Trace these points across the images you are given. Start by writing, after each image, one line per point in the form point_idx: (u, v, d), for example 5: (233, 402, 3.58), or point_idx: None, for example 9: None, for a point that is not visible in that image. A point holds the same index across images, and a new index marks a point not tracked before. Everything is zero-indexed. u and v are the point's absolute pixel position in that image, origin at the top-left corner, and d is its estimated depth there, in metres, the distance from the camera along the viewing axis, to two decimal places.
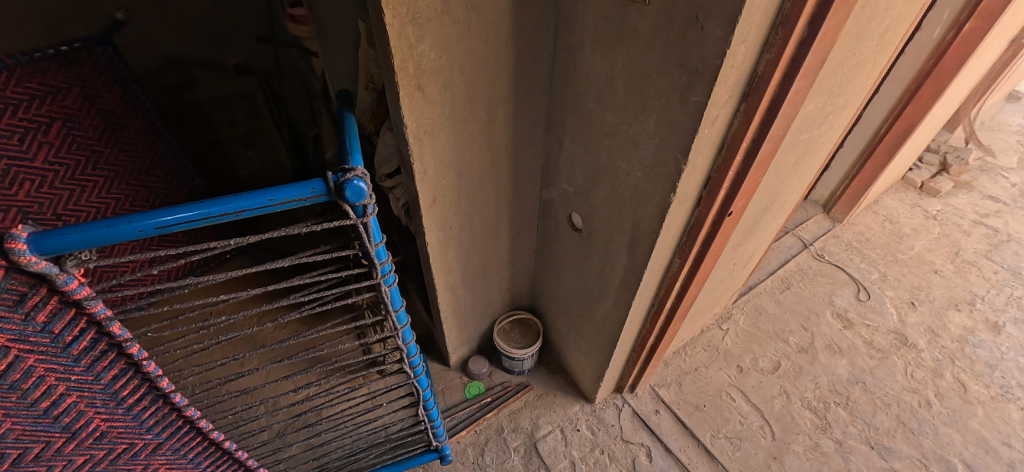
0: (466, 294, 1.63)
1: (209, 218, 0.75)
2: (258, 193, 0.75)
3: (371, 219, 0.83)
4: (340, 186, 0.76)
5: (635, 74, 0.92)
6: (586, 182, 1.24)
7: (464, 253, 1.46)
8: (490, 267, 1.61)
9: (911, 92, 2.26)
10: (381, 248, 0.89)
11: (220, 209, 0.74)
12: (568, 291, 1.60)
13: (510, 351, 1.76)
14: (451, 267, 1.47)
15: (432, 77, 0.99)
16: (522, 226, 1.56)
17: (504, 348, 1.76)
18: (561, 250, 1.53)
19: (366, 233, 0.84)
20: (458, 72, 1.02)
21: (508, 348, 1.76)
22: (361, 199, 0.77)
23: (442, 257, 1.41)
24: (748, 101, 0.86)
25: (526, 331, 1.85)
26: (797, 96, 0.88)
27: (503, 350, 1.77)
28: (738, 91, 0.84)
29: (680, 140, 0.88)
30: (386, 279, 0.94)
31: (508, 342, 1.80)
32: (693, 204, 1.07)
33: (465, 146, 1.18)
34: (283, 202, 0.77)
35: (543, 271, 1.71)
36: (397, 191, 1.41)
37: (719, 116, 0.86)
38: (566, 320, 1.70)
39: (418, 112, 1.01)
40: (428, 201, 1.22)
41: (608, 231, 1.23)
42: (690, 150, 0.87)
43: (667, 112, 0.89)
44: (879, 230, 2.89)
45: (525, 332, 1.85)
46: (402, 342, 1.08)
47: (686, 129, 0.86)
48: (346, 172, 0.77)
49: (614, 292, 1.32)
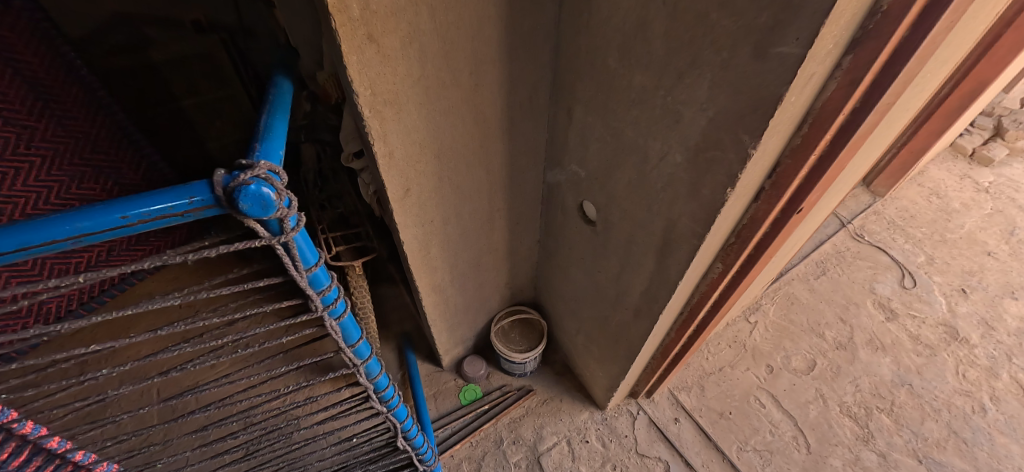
0: (457, 293, 1.39)
1: (33, 249, 0.47)
2: (106, 208, 0.48)
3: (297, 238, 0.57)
4: (235, 193, 0.49)
5: (682, 15, 0.63)
6: (605, 163, 0.95)
7: (452, 250, 1.21)
8: (485, 263, 1.35)
9: None
10: (319, 272, 0.63)
11: (48, 235, 0.46)
12: (578, 291, 1.35)
13: (509, 355, 1.53)
14: (436, 266, 1.22)
15: (391, 24, 0.70)
16: (522, 215, 1.30)
17: (503, 351, 1.53)
18: (570, 244, 1.26)
19: (292, 258, 0.58)
20: (427, 17, 0.73)
21: (506, 351, 1.53)
22: (269, 214, 0.51)
23: (424, 256, 1.16)
24: (858, 53, 0.57)
25: (529, 330, 1.61)
26: (933, 45, 0.58)
27: (501, 353, 1.55)
28: (847, 36, 0.55)
29: (749, 113, 0.60)
30: (333, 310, 0.69)
31: (507, 344, 1.58)
32: (749, 199, 0.79)
33: (445, 118, 0.90)
34: (151, 220, 0.50)
35: (549, 266, 1.46)
36: (365, 175, 1.13)
37: (815, 76, 0.57)
38: (575, 321, 1.46)
39: (373, 74, 0.73)
40: (401, 191, 0.96)
41: (632, 228, 0.96)
42: (764, 129, 0.59)
43: (733, 70, 0.60)
44: (925, 206, 2.57)
45: (527, 331, 1.61)
46: (367, 378, 0.85)
47: (762, 98, 0.57)
48: (244, 170, 0.50)
49: (637, 302, 1.07)
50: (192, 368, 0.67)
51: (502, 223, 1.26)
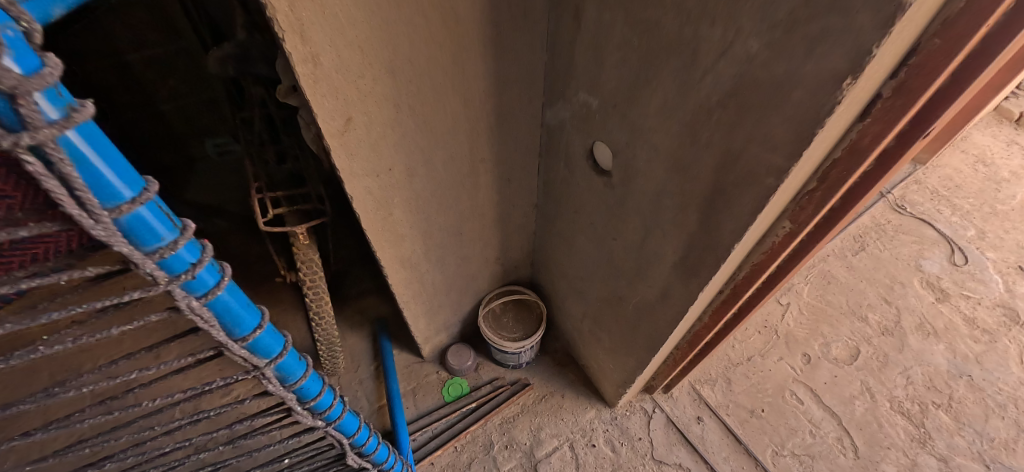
0: (435, 270, 1.12)
1: None
2: None
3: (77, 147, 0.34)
4: None
5: None
6: (628, 82, 0.67)
7: (423, 212, 0.94)
8: (469, 231, 1.08)
9: None
10: (148, 210, 0.41)
11: None
12: (585, 266, 1.08)
13: (500, 344, 1.27)
14: (404, 233, 0.95)
15: None
16: (515, 169, 1.02)
17: (493, 340, 1.27)
18: (576, 206, 0.98)
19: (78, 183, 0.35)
20: None
21: (497, 339, 1.27)
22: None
23: (386, 219, 0.89)
24: None
25: (525, 314, 1.35)
26: None
27: (491, 342, 1.29)
28: None
29: None
30: (193, 278, 0.46)
31: (498, 331, 1.31)
32: (854, 118, 0.52)
33: (396, 12, 0.62)
34: None
35: (549, 236, 1.18)
36: (302, 112, 0.84)
37: None
38: (581, 304, 1.20)
39: None
40: (340, 122, 0.68)
41: (665, 173, 0.68)
42: None
43: None
44: (971, 174, 2.28)
45: (522, 315, 1.34)
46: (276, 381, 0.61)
47: None
48: None
49: (666, 277, 0.80)
50: (20, 363, 0.43)
51: (489, 179, 0.99)
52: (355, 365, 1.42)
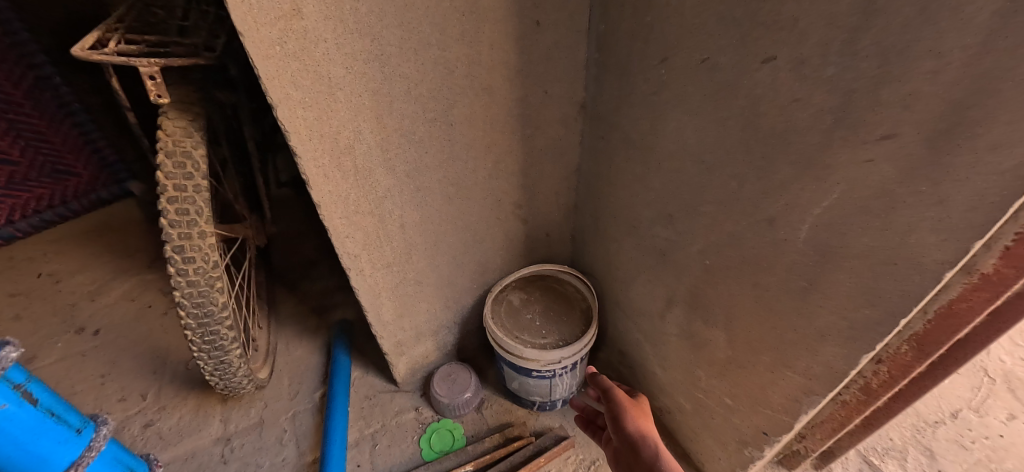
0: (409, 199, 0.63)
1: None
2: None
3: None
4: None
5: None
6: None
7: (372, 43, 0.49)
8: (467, 126, 0.61)
9: None
10: None
11: None
12: (679, 185, 0.56)
13: (525, 356, 0.73)
14: (334, 82, 0.49)
15: None
16: (550, 2, 0.56)
17: (512, 349, 0.73)
18: (667, 45, 0.50)
19: None
20: None
21: (519, 347, 0.73)
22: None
23: (287, 28, 0.44)
24: None
25: (560, 309, 0.81)
26: None
27: (508, 353, 0.75)
28: None
29: None
30: None
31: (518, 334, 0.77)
32: None
33: None
34: None
35: (607, 159, 0.68)
36: None
37: None
38: (667, 278, 0.66)
39: None
40: None
41: None
42: None
43: None
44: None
45: (557, 311, 0.80)
46: None
47: None
48: None
49: (972, 68, 0.28)
50: None
51: (502, 5, 0.53)
52: (291, 391, 0.89)
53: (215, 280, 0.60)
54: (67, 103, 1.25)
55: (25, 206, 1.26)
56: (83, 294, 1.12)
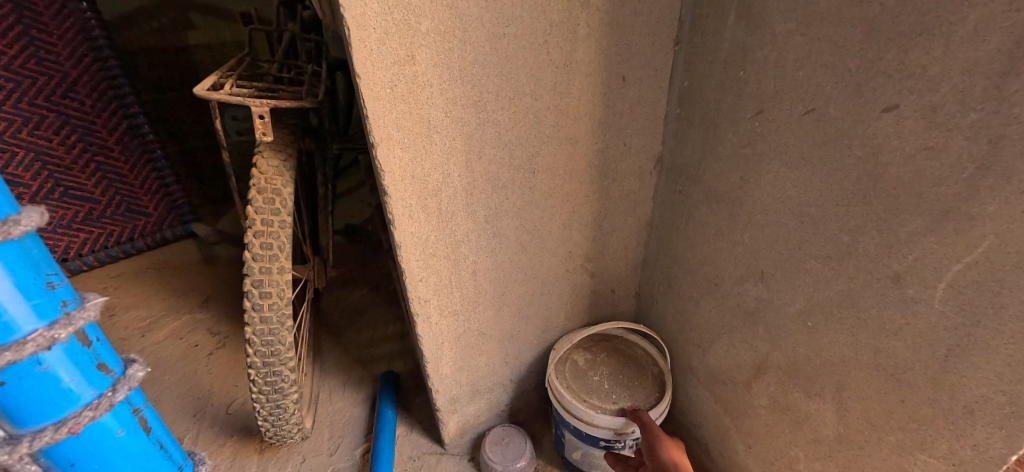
0: (486, 243, 0.62)
1: None
2: None
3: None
4: None
5: None
6: None
7: (473, 90, 0.50)
8: (548, 174, 0.62)
9: None
10: None
11: None
12: (775, 238, 0.53)
13: (595, 421, 0.68)
14: (434, 126, 0.50)
15: None
16: (636, 60, 0.59)
17: (582, 414, 0.69)
18: (763, 98, 0.50)
19: None
20: None
21: (591, 413, 0.68)
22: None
23: (400, 72, 0.46)
24: None
25: (629, 373, 0.76)
26: None
27: (576, 418, 0.70)
28: None
29: None
30: None
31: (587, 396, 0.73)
32: None
33: None
34: None
35: (685, 212, 0.67)
36: None
37: None
38: (755, 341, 0.61)
39: None
40: None
41: None
42: None
43: None
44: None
45: (626, 374, 0.76)
46: None
47: None
48: None
49: None
50: None
51: (593, 61, 0.55)
52: (332, 445, 0.84)
53: (286, 318, 0.59)
54: (151, 149, 1.37)
55: (96, 241, 1.32)
56: (135, 330, 1.13)
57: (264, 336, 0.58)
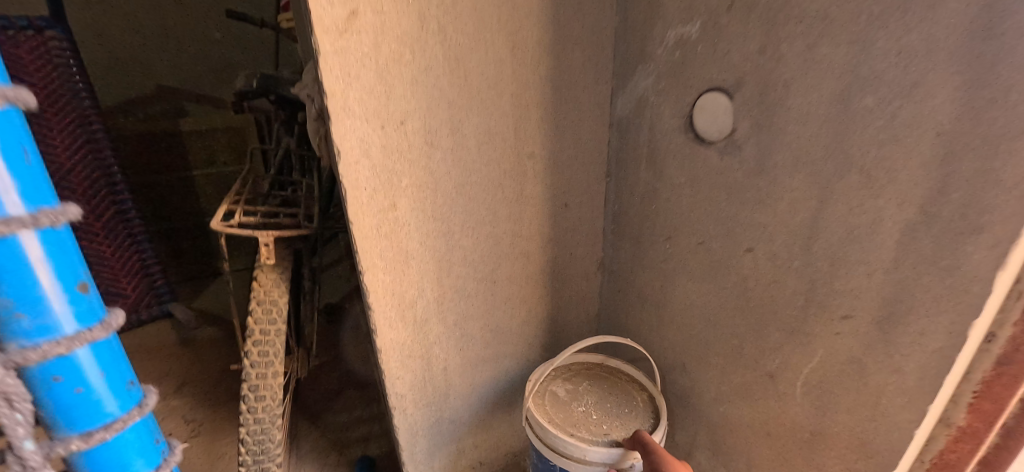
0: (456, 342, 0.73)
1: None
2: None
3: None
4: None
5: None
6: None
7: (443, 225, 0.63)
8: (508, 282, 0.74)
9: None
10: None
11: None
12: (690, 337, 0.66)
13: (589, 458, 0.61)
14: (410, 253, 0.62)
15: None
16: (575, 191, 0.74)
17: (572, 449, 0.61)
18: (670, 228, 0.65)
19: None
20: None
21: (582, 446, 0.61)
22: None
23: (384, 217, 0.58)
24: None
25: (618, 398, 0.70)
26: None
27: (563, 454, 0.62)
28: None
29: None
30: None
31: (575, 425, 0.65)
32: None
33: None
34: None
35: (624, 307, 0.79)
36: (309, 86, 0.68)
37: None
38: (686, 422, 0.71)
39: None
40: (340, 13, 0.47)
41: (852, 47, 0.39)
42: None
43: None
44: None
45: (613, 400, 0.70)
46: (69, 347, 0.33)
47: None
48: None
49: (891, 277, 0.41)
50: None
51: (539, 196, 0.70)
52: None
53: (277, 417, 0.67)
54: None
55: None
56: None
57: (257, 432, 0.65)
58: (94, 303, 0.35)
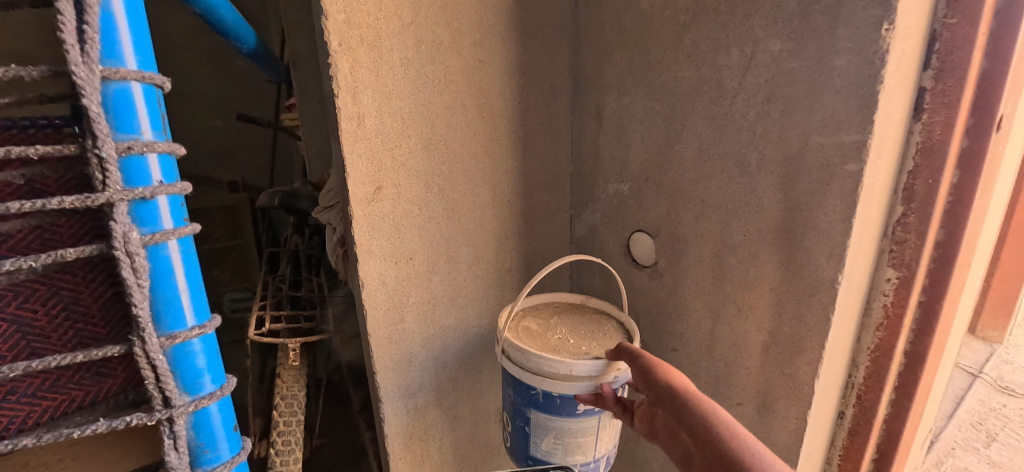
0: (450, 423, 0.86)
1: None
2: None
3: (126, 79, 0.31)
4: None
5: None
6: (657, 148, 0.66)
7: (440, 329, 0.79)
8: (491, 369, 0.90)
9: None
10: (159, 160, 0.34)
11: None
12: None
13: (576, 373, 0.57)
14: (414, 355, 0.77)
15: None
16: None
17: (558, 365, 0.57)
18: None
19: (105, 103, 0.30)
20: None
21: (567, 361, 0.57)
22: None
23: (396, 328, 0.73)
24: None
25: (592, 325, 0.68)
26: None
27: (547, 375, 0.59)
28: None
29: None
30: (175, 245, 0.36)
31: (554, 348, 0.61)
32: (905, 116, 0.49)
33: (439, 103, 0.68)
34: None
35: None
36: (332, 217, 0.85)
37: None
38: None
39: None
40: (369, 189, 0.64)
41: (719, 223, 0.60)
42: None
43: None
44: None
45: (587, 328, 0.68)
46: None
47: None
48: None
49: (762, 377, 0.59)
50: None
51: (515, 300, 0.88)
52: None
53: None
54: None
55: None
56: None
57: None
58: (228, 442, 0.39)
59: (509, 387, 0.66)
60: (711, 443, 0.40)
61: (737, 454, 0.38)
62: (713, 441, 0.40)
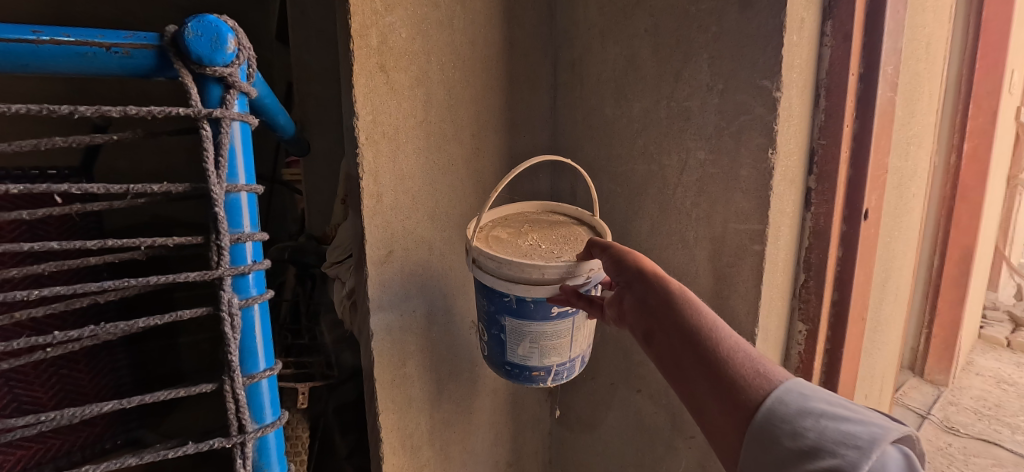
0: (441, 459, 0.94)
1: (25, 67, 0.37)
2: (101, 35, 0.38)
3: (239, 191, 0.44)
4: (206, 97, 0.43)
5: (671, 34, 0.69)
6: (620, 222, 0.82)
7: (435, 372, 0.90)
8: (479, 410, 1.00)
9: (942, 228, 1.91)
10: (254, 244, 0.47)
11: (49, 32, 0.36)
12: None
13: (546, 274, 0.64)
14: (413, 396, 0.86)
15: (402, 64, 0.72)
16: None
17: (531, 271, 0.64)
18: None
19: (224, 211, 0.43)
20: (437, 70, 0.77)
21: (540, 266, 0.64)
22: (213, 64, 0.41)
23: (397, 372, 0.83)
24: (840, 27, 0.61)
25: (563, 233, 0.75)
26: (899, 24, 0.64)
27: (520, 281, 0.66)
28: (817, 17, 0.61)
29: (771, 68, 0.57)
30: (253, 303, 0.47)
31: (523, 252, 0.68)
32: (796, 208, 0.66)
33: (442, 179, 0.82)
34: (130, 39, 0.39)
35: None
36: (343, 272, 0.97)
37: (804, 35, 0.59)
38: None
39: (377, 101, 0.70)
40: (383, 252, 0.76)
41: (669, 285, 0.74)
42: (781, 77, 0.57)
43: (733, 47, 0.61)
44: (1006, 392, 2.03)
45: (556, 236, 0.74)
46: None
47: (773, 53, 0.57)
48: (211, 124, 0.42)
49: None
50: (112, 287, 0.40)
51: None
52: None
53: None
54: None
55: None
56: None
57: None
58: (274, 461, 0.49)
59: (483, 299, 0.74)
60: (673, 318, 0.51)
61: (694, 325, 0.49)
62: (676, 315, 0.51)
